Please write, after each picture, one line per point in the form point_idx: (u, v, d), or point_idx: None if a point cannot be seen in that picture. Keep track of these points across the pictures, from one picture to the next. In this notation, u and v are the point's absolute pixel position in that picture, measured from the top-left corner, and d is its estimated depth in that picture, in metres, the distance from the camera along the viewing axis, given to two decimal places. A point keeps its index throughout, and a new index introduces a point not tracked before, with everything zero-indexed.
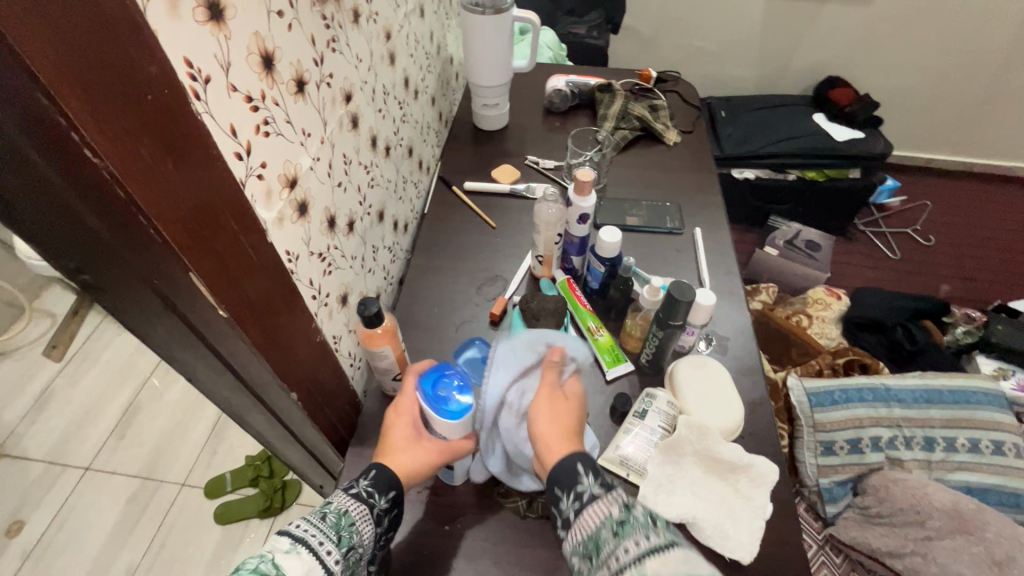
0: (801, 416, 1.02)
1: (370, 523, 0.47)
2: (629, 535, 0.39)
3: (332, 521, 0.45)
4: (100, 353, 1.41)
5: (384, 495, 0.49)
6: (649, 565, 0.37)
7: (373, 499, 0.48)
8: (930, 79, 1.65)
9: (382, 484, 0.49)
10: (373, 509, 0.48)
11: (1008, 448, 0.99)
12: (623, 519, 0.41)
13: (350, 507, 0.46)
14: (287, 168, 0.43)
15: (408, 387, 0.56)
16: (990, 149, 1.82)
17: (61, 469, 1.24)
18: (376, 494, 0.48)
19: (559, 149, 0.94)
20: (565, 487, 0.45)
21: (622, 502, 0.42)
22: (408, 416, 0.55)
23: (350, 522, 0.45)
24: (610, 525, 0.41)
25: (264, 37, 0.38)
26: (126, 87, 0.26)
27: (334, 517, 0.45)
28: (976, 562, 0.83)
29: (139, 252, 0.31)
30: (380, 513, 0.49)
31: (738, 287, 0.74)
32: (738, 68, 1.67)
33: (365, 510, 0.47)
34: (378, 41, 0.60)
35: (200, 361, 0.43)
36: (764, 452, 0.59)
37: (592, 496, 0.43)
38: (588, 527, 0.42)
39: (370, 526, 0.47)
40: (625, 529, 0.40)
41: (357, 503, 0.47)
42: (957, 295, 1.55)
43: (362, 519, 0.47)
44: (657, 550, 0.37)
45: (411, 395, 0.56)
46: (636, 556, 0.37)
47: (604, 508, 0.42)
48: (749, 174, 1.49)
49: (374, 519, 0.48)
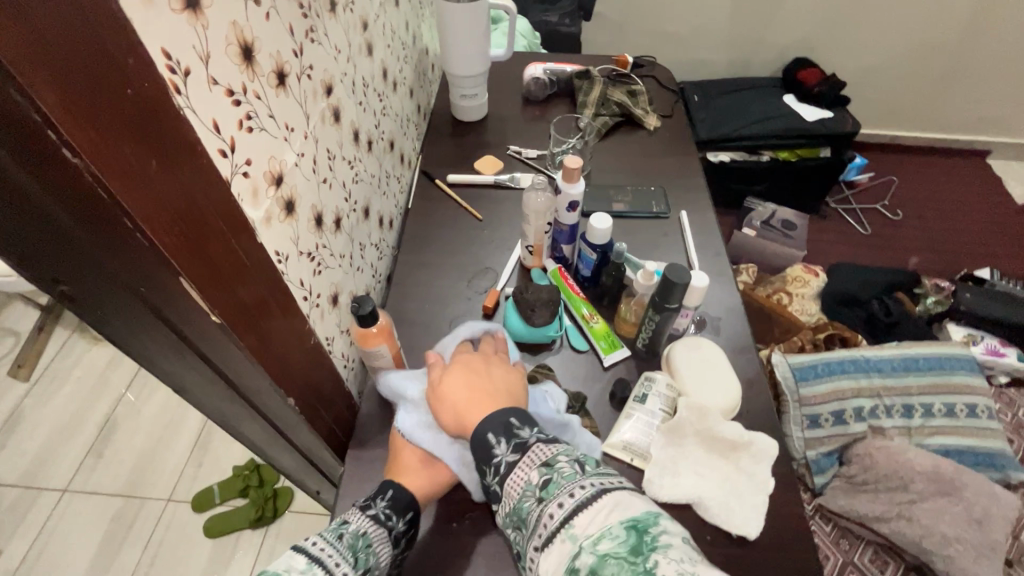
0: (787, 392, 1.04)
1: (387, 545, 0.46)
2: (554, 494, 0.39)
3: (349, 541, 0.44)
4: (70, 370, 1.36)
5: (403, 517, 0.48)
6: (577, 523, 0.37)
7: (391, 521, 0.47)
8: (893, 57, 1.69)
9: (400, 506, 0.48)
10: (391, 532, 0.47)
11: (980, 410, 1.03)
12: (545, 480, 0.40)
13: (368, 529, 0.46)
14: (272, 165, 0.42)
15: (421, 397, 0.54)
16: (951, 124, 1.88)
17: (38, 492, 1.18)
18: (394, 516, 0.47)
19: (541, 138, 0.93)
20: (485, 462, 0.43)
21: (542, 462, 0.41)
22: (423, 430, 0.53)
23: (367, 543, 0.45)
24: (534, 492, 0.40)
25: (242, 27, 0.36)
26: (104, 81, 0.25)
27: (351, 538, 0.44)
28: (957, 520, 0.88)
29: (124, 259, 0.29)
30: (398, 535, 0.47)
31: (727, 268, 0.75)
32: (709, 52, 1.69)
33: (383, 532, 0.46)
34: (355, 31, 0.58)
35: (191, 371, 0.41)
36: (762, 428, 0.60)
37: (510, 465, 0.42)
38: (514, 496, 0.41)
39: (387, 548, 0.46)
40: (549, 490, 0.39)
41: (375, 525, 0.46)
42: (927, 266, 1.60)
43: (379, 541, 0.46)
44: (583, 506, 0.37)
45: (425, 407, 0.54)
46: (564, 517, 0.37)
47: (524, 475, 0.41)
48: (724, 157, 1.51)
49: (391, 541, 0.47)
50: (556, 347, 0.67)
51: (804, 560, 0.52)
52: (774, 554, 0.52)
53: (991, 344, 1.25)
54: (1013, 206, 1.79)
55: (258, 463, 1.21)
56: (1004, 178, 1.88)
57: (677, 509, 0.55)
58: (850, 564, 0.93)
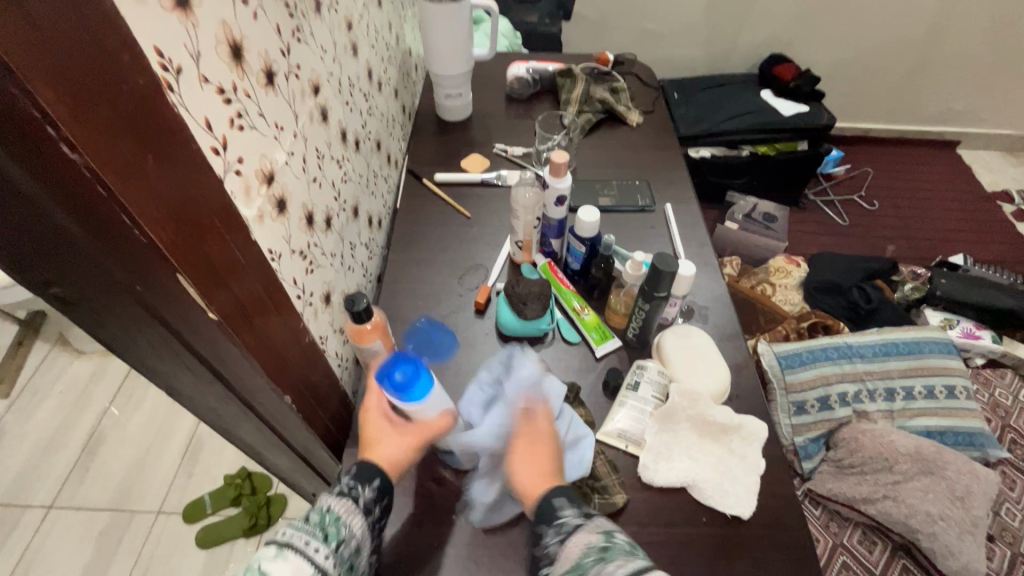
0: (773, 379, 1.06)
1: (358, 515, 0.46)
2: (611, 556, 0.39)
3: (316, 519, 0.43)
4: (52, 386, 1.33)
5: (369, 484, 0.47)
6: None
7: (356, 491, 0.47)
8: (864, 52, 1.74)
9: (365, 476, 0.48)
10: (359, 500, 0.46)
11: (959, 390, 1.07)
12: (605, 545, 0.40)
13: (334, 504, 0.45)
14: (263, 163, 0.42)
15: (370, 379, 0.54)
16: (922, 116, 1.94)
17: (22, 510, 1.16)
18: (360, 486, 0.47)
19: (526, 136, 0.94)
20: (548, 522, 0.45)
21: (603, 530, 0.42)
22: (377, 410, 0.53)
23: (335, 517, 0.44)
24: (594, 552, 0.40)
25: (231, 26, 0.37)
26: (102, 78, 0.25)
27: (318, 516, 0.43)
28: (940, 498, 0.91)
29: (121, 257, 0.29)
30: (367, 503, 0.47)
31: (712, 258, 0.77)
32: (687, 50, 1.72)
33: (350, 503, 0.46)
34: (340, 31, 0.59)
35: (186, 372, 0.41)
36: (751, 411, 0.62)
37: (574, 526, 0.43)
38: (573, 556, 0.41)
39: (359, 518, 0.45)
40: (609, 553, 0.39)
41: (340, 498, 0.45)
42: (903, 254, 1.65)
43: (348, 512, 0.45)
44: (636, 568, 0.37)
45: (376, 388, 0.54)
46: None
47: (587, 537, 0.42)
48: (705, 152, 1.53)
49: (363, 510, 0.46)
50: (549, 339, 0.68)
51: (796, 536, 0.54)
52: (768, 532, 0.54)
53: (967, 327, 1.31)
54: (983, 194, 1.85)
55: (250, 471, 1.20)
56: (973, 167, 1.95)
57: (672, 493, 0.56)
58: (840, 546, 0.96)
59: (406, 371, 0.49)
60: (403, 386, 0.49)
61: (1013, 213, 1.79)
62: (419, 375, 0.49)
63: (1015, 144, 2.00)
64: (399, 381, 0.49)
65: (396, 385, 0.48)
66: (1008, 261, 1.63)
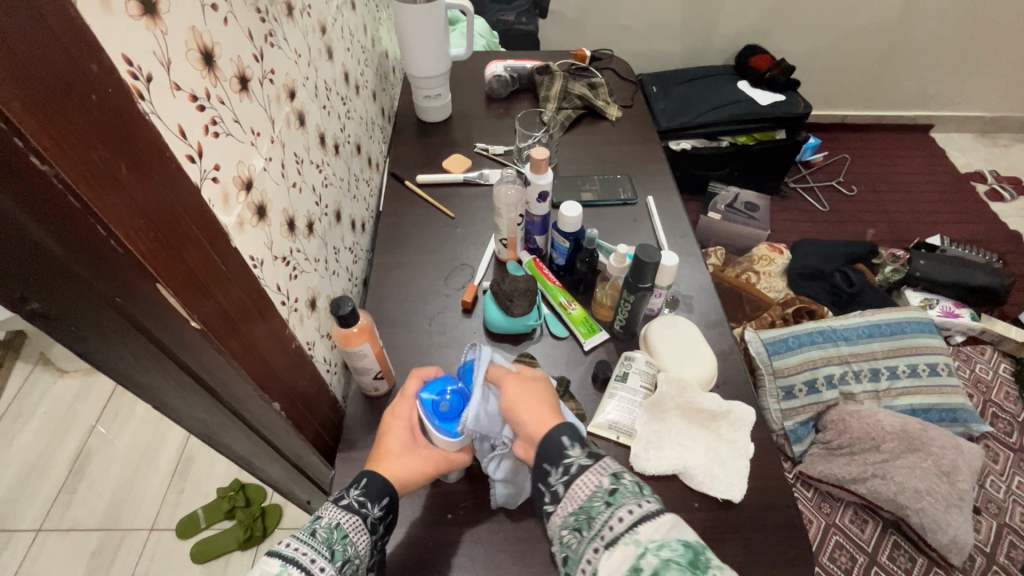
0: (761, 365, 1.07)
1: (365, 534, 0.45)
2: (622, 502, 0.40)
3: (323, 536, 0.43)
4: (35, 406, 1.31)
5: (378, 503, 0.47)
6: (642, 530, 0.38)
7: (366, 509, 0.46)
8: (836, 40, 1.77)
9: (375, 492, 0.47)
10: (367, 519, 0.46)
11: (941, 368, 1.09)
12: (613, 489, 0.42)
13: (342, 520, 0.44)
14: (240, 170, 0.42)
15: (409, 390, 0.54)
16: (895, 101, 1.98)
17: (10, 534, 1.14)
18: (368, 503, 0.46)
19: (507, 134, 0.94)
20: (553, 461, 0.45)
21: (610, 471, 0.43)
22: (406, 421, 0.53)
23: (343, 535, 0.44)
24: (602, 495, 0.42)
25: (201, 32, 0.36)
26: (67, 87, 0.25)
27: (325, 532, 0.43)
28: (927, 474, 0.93)
29: (100, 269, 0.29)
30: (374, 522, 0.46)
31: (694, 247, 0.77)
32: (664, 44, 1.73)
33: (358, 520, 0.45)
34: (314, 35, 0.58)
35: (172, 382, 0.41)
36: (738, 397, 0.63)
37: (580, 468, 0.44)
38: (580, 499, 0.42)
39: (365, 536, 0.45)
40: (618, 498, 0.41)
41: (348, 514, 0.45)
42: (883, 237, 1.68)
43: (356, 531, 0.44)
44: (649, 515, 0.39)
45: (411, 400, 0.53)
46: (630, 523, 0.39)
47: (595, 480, 0.43)
48: (686, 144, 1.55)
49: (369, 529, 0.45)
50: (537, 335, 0.68)
51: (787, 517, 0.55)
52: (758, 514, 0.55)
53: (946, 307, 1.33)
54: (957, 175, 1.89)
55: (243, 483, 1.19)
56: (947, 150, 1.99)
57: (664, 481, 0.57)
58: (833, 526, 0.99)
59: (452, 399, 0.51)
60: (446, 417, 0.50)
61: (986, 193, 1.83)
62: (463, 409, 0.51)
63: (986, 126, 2.05)
64: (444, 411, 0.50)
65: (440, 414, 0.50)
66: (984, 240, 1.67)
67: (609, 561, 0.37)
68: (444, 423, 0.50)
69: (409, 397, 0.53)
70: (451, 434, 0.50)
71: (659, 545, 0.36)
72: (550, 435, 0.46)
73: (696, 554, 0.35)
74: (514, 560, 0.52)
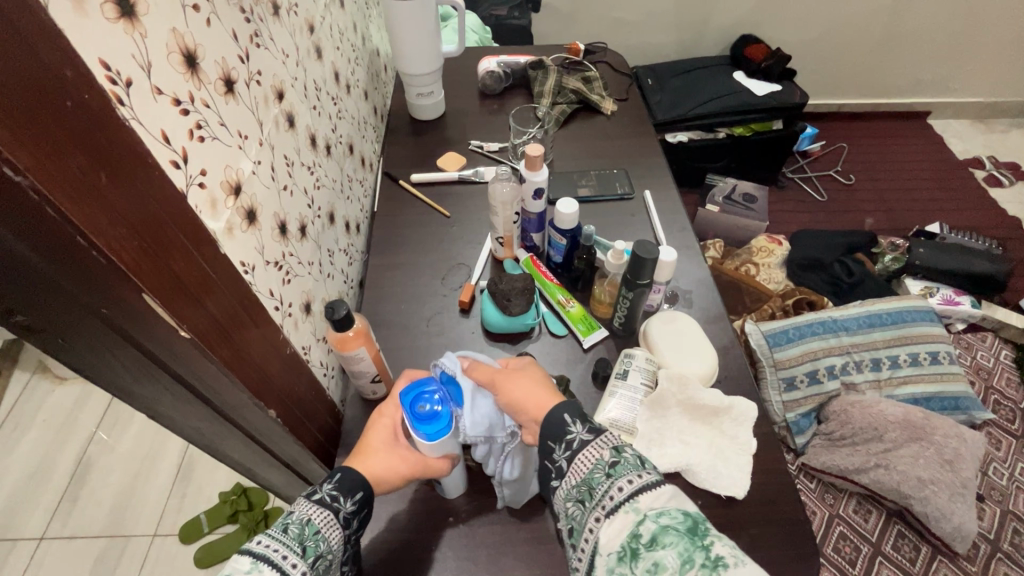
0: (762, 357, 1.06)
1: (337, 528, 0.44)
2: (623, 473, 0.40)
3: (294, 532, 0.42)
4: (34, 415, 1.30)
5: (351, 498, 0.46)
6: (641, 499, 0.38)
7: (337, 503, 0.45)
8: (832, 29, 1.75)
9: (348, 486, 0.46)
10: (339, 514, 0.45)
11: (942, 356, 1.08)
12: (614, 461, 0.41)
13: (313, 515, 0.43)
14: (228, 174, 0.41)
15: (395, 391, 0.53)
16: (891, 88, 1.97)
17: (12, 544, 1.13)
18: (341, 498, 0.45)
19: (501, 131, 0.93)
20: (557, 438, 0.45)
21: (612, 446, 0.43)
22: (390, 420, 0.52)
23: (314, 531, 0.43)
24: (603, 467, 0.42)
25: (182, 34, 0.35)
26: (40, 96, 0.24)
27: (296, 528, 0.42)
28: (930, 463, 0.92)
29: (82, 279, 0.28)
30: (347, 516, 0.45)
31: (693, 241, 0.77)
32: (659, 36, 1.72)
33: (329, 515, 0.44)
34: (302, 34, 0.57)
35: (163, 391, 0.40)
36: (740, 391, 0.62)
37: (582, 443, 0.44)
38: (583, 472, 0.42)
39: (337, 531, 0.44)
40: (617, 470, 0.40)
41: (320, 509, 0.44)
42: (882, 226, 1.67)
43: (327, 526, 0.44)
44: (649, 486, 0.38)
45: (398, 402, 0.53)
46: (630, 493, 0.38)
47: (597, 453, 0.43)
48: (683, 137, 1.53)
49: (341, 524, 0.45)
50: (535, 334, 0.67)
51: (790, 511, 0.54)
52: (762, 509, 0.54)
53: (947, 294, 1.33)
54: (955, 162, 1.88)
55: (245, 487, 1.18)
56: (944, 136, 1.98)
57: (665, 478, 0.56)
58: (836, 517, 1.00)
59: (432, 402, 0.48)
60: (423, 419, 0.47)
61: (985, 179, 1.82)
62: (446, 413, 0.48)
63: (983, 112, 2.04)
64: (421, 412, 0.47)
65: (416, 415, 0.47)
66: (983, 226, 1.66)
67: (608, 530, 0.37)
68: (420, 424, 0.47)
69: (392, 400, 0.53)
70: (425, 436, 0.47)
71: (658, 513, 0.36)
72: (549, 413, 0.46)
73: (695, 522, 0.35)
74: (516, 561, 0.52)
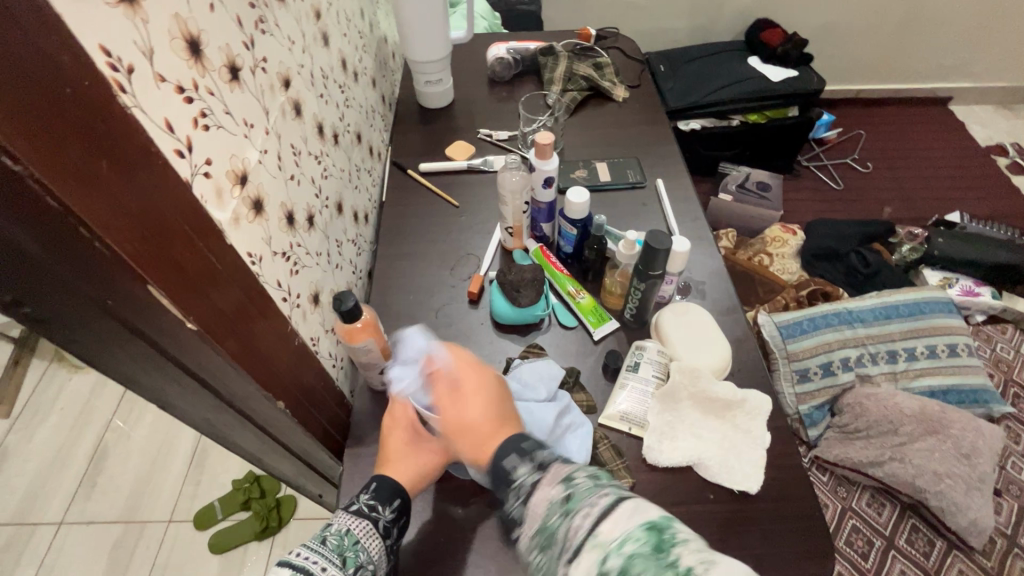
0: (775, 349, 1.05)
1: (377, 538, 0.45)
2: (576, 508, 0.34)
3: (334, 543, 0.43)
4: (52, 402, 1.32)
5: (389, 505, 0.47)
6: (603, 530, 0.32)
7: (376, 512, 0.46)
8: (850, 14, 1.71)
9: (385, 495, 0.47)
10: (379, 523, 0.46)
11: (961, 348, 1.06)
12: (567, 496, 0.36)
13: (352, 525, 0.45)
14: (234, 164, 0.40)
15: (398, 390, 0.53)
16: (913, 73, 1.91)
17: (33, 527, 1.16)
18: (379, 506, 0.47)
19: (511, 119, 0.92)
20: (505, 487, 0.40)
21: (562, 478, 0.37)
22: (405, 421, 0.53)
23: (354, 541, 0.44)
24: (557, 508, 0.36)
25: (185, 19, 0.35)
26: (36, 78, 0.23)
27: (335, 539, 0.44)
28: (946, 457, 0.91)
29: (88, 271, 0.28)
30: (387, 526, 0.46)
31: (706, 231, 0.75)
32: (673, 20, 1.68)
33: (368, 525, 0.45)
34: (308, 20, 0.56)
35: (172, 382, 0.40)
36: (753, 384, 0.61)
37: (530, 486, 0.38)
38: (537, 518, 0.36)
39: (377, 541, 0.45)
40: (573, 503, 0.35)
41: (358, 519, 0.46)
42: (901, 215, 1.63)
43: (367, 536, 0.45)
44: (605, 512, 0.33)
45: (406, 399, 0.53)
46: (589, 526, 0.33)
47: (546, 493, 0.37)
48: (695, 124, 1.50)
49: (381, 533, 0.46)
50: (545, 325, 0.67)
51: (805, 507, 0.53)
52: (775, 505, 0.53)
53: (966, 285, 1.30)
54: (977, 149, 1.83)
55: (258, 475, 1.19)
56: (966, 123, 1.93)
57: (677, 472, 0.55)
58: (849, 510, 0.99)
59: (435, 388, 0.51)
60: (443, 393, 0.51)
61: (1008, 166, 1.77)
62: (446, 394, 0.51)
63: (1007, 96, 1.98)
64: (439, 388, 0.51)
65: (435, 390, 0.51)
66: (1005, 215, 1.62)
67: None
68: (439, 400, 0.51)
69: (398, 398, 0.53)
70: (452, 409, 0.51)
71: (621, 542, 0.31)
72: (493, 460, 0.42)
73: (660, 536, 0.31)
74: None
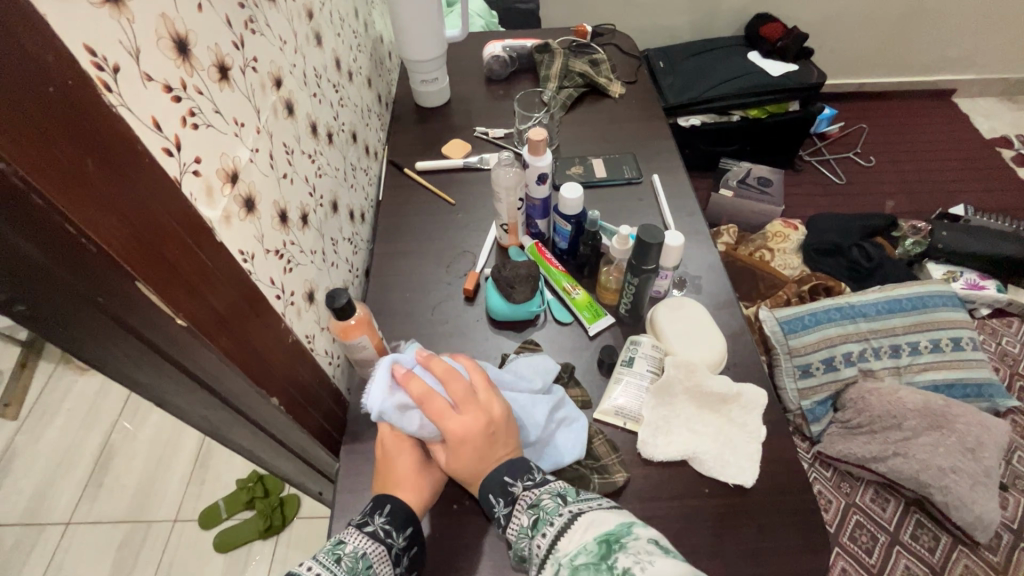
0: (777, 344, 1.04)
1: (389, 564, 0.45)
2: (541, 528, 0.41)
3: (347, 565, 0.43)
4: (59, 404, 1.33)
5: (403, 532, 0.46)
6: (560, 546, 0.39)
7: (391, 538, 0.46)
8: (850, 7, 1.70)
9: (400, 521, 0.47)
10: (392, 549, 0.45)
11: (965, 342, 1.05)
12: (534, 518, 0.42)
13: (368, 549, 0.44)
14: (224, 162, 0.41)
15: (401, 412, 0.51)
16: (915, 65, 1.90)
17: (42, 527, 1.17)
18: (394, 532, 0.46)
19: (508, 117, 0.92)
20: (491, 514, 0.46)
21: (530, 503, 0.43)
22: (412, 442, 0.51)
23: (367, 565, 0.43)
24: (526, 530, 0.42)
25: (173, 19, 0.35)
26: (22, 74, 0.24)
27: (349, 561, 0.43)
28: (950, 452, 0.90)
29: (76, 268, 0.29)
30: (399, 552, 0.46)
31: (702, 226, 0.75)
32: (671, 16, 1.67)
33: (383, 550, 0.45)
34: (300, 20, 0.57)
35: (168, 380, 0.41)
36: (749, 377, 0.61)
37: (507, 514, 0.44)
38: (513, 540, 0.43)
39: (388, 568, 0.45)
40: (538, 525, 0.42)
41: (374, 543, 0.45)
42: (904, 209, 1.62)
43: (380, 560, 0.44)
44: (564, 530, 0.40)
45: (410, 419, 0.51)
46: (549, 544, 0.40)
47: (518, 518, 0.43)
48: (695, 120, 1.49)
49: (393, 560, 0.45)
50: (540, 321, 0.67)
51: (802, 501, 0.53)
52: (771, 499, 0.53)
53: (970, 279, 1.29)
54: (982, 141, 1.81)
55: (262, 474, 1.20)
56: (971, 115, 1.91)
57: (673, 467, 0.55)
58: (853, 506, 0.98)
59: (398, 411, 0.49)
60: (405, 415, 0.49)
61: (1013, 159, 1.76)
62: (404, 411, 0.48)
63: (1013, 87, 1.96)
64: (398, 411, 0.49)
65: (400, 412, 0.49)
66: (1010, 208, 1.61)
67: None
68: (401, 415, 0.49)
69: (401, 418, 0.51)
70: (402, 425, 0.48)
71: (572, 555, 0.37)
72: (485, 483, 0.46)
73: (606, 546, 0.36)
74: None
